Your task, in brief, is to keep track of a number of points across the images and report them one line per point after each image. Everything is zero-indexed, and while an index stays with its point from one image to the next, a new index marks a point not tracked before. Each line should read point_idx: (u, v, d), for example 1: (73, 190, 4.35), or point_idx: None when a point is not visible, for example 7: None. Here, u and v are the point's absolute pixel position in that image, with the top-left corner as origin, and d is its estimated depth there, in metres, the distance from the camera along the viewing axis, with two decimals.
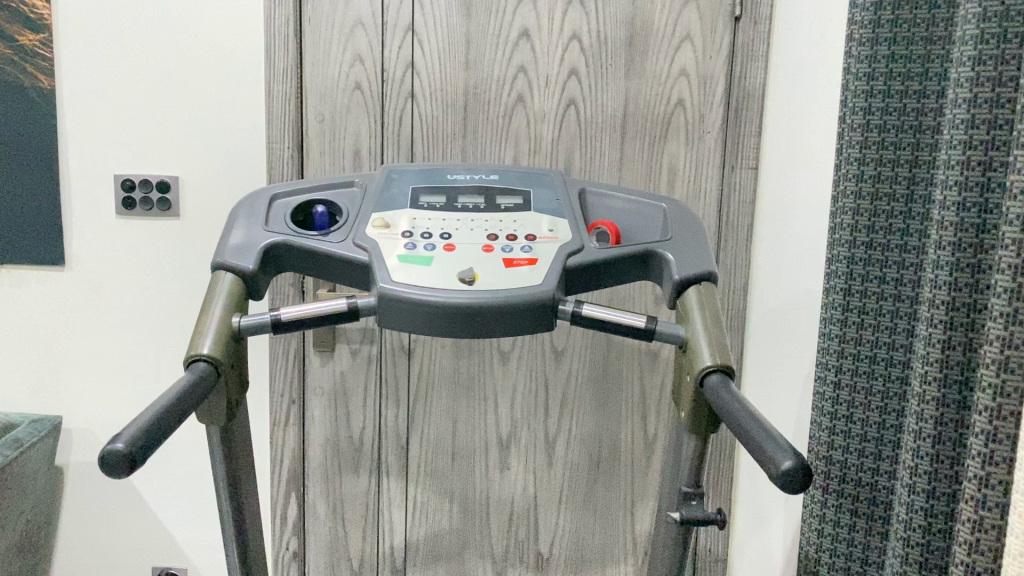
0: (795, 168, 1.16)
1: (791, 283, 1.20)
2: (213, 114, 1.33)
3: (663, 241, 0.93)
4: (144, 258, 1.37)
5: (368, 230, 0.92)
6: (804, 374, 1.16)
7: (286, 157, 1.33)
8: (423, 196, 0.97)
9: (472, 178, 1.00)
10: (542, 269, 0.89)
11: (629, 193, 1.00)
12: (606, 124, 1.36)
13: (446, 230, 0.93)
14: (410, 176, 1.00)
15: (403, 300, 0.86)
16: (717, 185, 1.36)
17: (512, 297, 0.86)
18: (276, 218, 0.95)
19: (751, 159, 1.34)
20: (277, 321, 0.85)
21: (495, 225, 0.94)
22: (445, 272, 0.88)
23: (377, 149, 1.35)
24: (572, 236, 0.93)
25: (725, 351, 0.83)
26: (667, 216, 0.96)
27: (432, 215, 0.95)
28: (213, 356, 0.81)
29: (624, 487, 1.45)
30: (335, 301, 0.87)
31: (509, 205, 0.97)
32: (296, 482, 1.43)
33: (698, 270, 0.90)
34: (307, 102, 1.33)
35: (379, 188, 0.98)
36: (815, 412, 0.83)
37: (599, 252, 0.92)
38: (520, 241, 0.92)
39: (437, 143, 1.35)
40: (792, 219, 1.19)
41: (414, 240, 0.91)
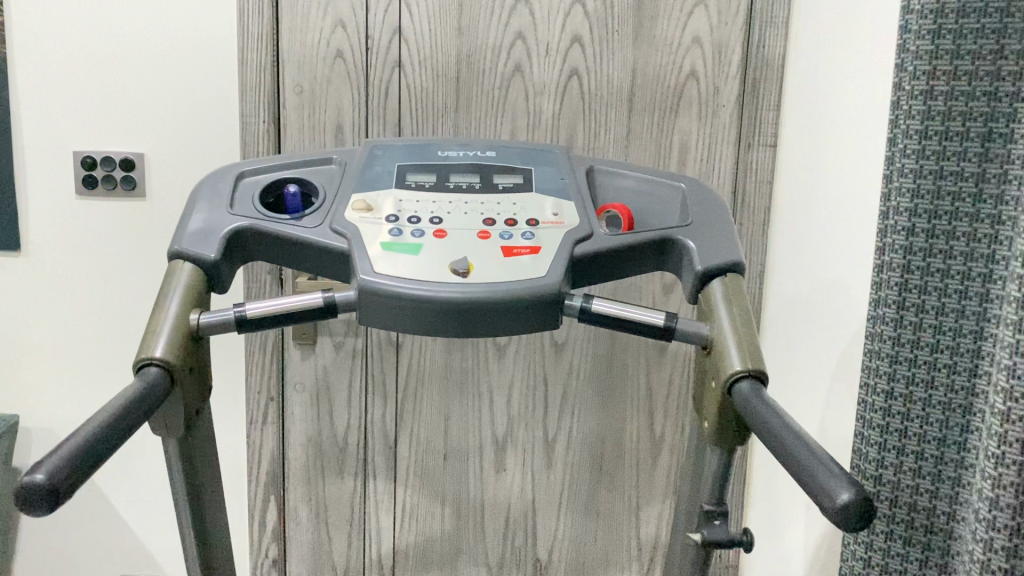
0: (826, 147, 1.05)
1: (816, 272, 1.10)
2: (182, 85, 1.21)
3: (683, 226, 0.82)
4: (107, 242, 1.26)
5: (348, 213, 0.81)
6: (830, 372, 1.06)
7: (264, 132, 1.21)
8: (411, 175, 0.86)
9: (465, 154, 0.88)
10: (546, 259, 0.78)
11: (643, 171, 0.89)
12: (613, 97, 1.24)
13: (437, 214, 0.82)
14: (396, 151, 0.88)
15: (388, 295, 0.75)
16: (732, 163, 1.26)
17: (511, 292, 0.75)
18: (243, 200, 0.83)
19: (770, 135, 1.24)
20: (241, 317, 0.74)
21: (492, 209, 0.83)
22: (436, 262, 0.77)
23: (362, 124, 1.24)
24: (579, 220, 0.82)
25: (756, 353, 0.73)
26: (687, 198, 0.85)
27: (421, 196, 0.83)
28: (168, 360, 0.70)
29: (629, 489, 1.35)
30: (309, 295, 0.76)
31: (509, 185, 0.86)
32: (276, 485, 1.33)
33: (724, 259, 0.79)
34: (284, 72, 1.21)
35: (361, 166, 0.86)
36: (858, 424, 0.72)
37: (611, 239, 0.81)
38: (520, 226, 0.81)
39: (427, 117, 1.24)
40: (819, 203, 1.09)
41: (401, 225, 0.80)
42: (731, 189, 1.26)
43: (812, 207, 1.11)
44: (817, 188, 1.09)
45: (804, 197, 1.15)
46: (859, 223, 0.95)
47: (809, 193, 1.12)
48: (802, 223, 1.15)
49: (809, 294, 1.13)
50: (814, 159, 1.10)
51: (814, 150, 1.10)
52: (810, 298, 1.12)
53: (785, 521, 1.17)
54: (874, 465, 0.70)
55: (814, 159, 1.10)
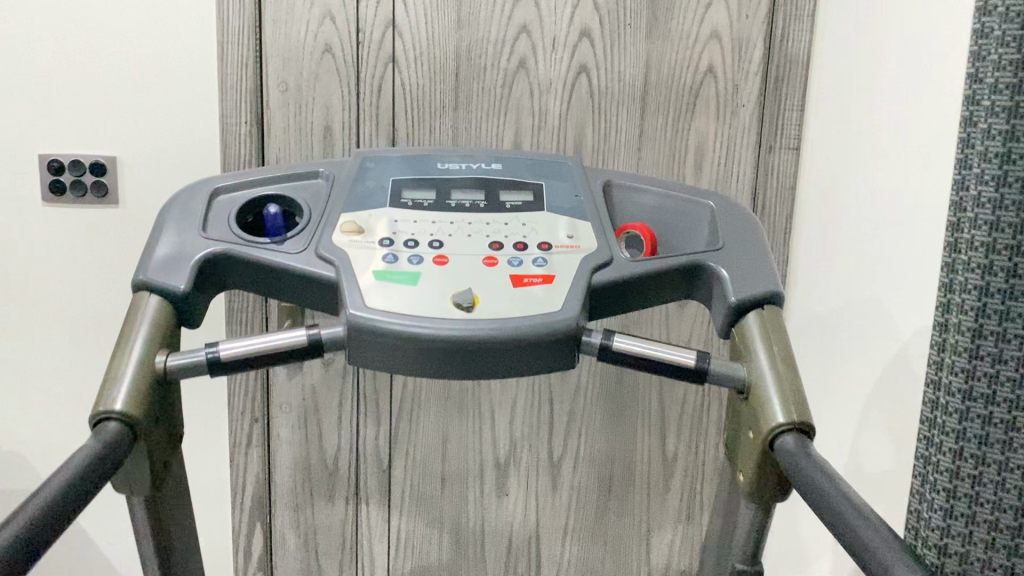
0: (867, 154, 0.97)
1: (850, 289, 1.01)
2: (156, 82, 1.11)
3: (713, 251, 0.73)
4: (77, 253, 1.16)
5: (336, 237, 0.72)
6: (863, 399, 0.98)
7: (246, 133, 1.12)
8: (407, 192, 0.76)
9: (468, 167, 0.79)
10: (561, 290, 0.69)
11: (666, 186, 0.79)
12: (624, 96, 1.15)
13: (437, 237, 0.73)
14: (390, 163, 0.79)
15: (382, 332, 0.66)
16: (752, 167, 1.16)
17: (521, 329, 0.66)
18: (217, 222, 0.74)
19: (793, 137, 1.15)
20: (215, 360, 0.66)
21: (498, 231, 0.74)
22: (436, 294, 0.68)
23: (353, 124, 1.14)
24: (597, 244, 0.73)
25: (801, 401, 0.64)
26: (716, 218, 0.76)
27: (419, 216, 0.74)
28: (130, 413, 0.61)
29: (639, 513, 1.27)
30: (291, 333, 0.68)
31: (517, 203, 0.76)
32: (262, 511, 1.24)
33: (760, 289, 0.70)
34: (267, 68, 1.11)
35: (351, 182, 0.77)
36: (920, 484, 0.63)
37: (633, 265, 0.72)
38: (531, 251, 0.72)
39: (424, 117, 1.14)
40: (856, 214, 1.00)
41: (397, 250, 0.71)
42: (750, 194, 1.17)
43: (846, 219, 1.03)
44: (854, 198, 1.00)
45: (834, 206, 1.06)
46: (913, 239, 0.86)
47: (843, 202, 1.03)
48: (833, 235, 1.06)
49: (839, 312, 1.04)
50: (851, 166, 1.01)
51: (851, 157, 1.01)
52: (840, 315, 1.04)
53: (809, 555, 1.09)
54: (938, 535, 0.61)
55: (851, 167, 1.01)
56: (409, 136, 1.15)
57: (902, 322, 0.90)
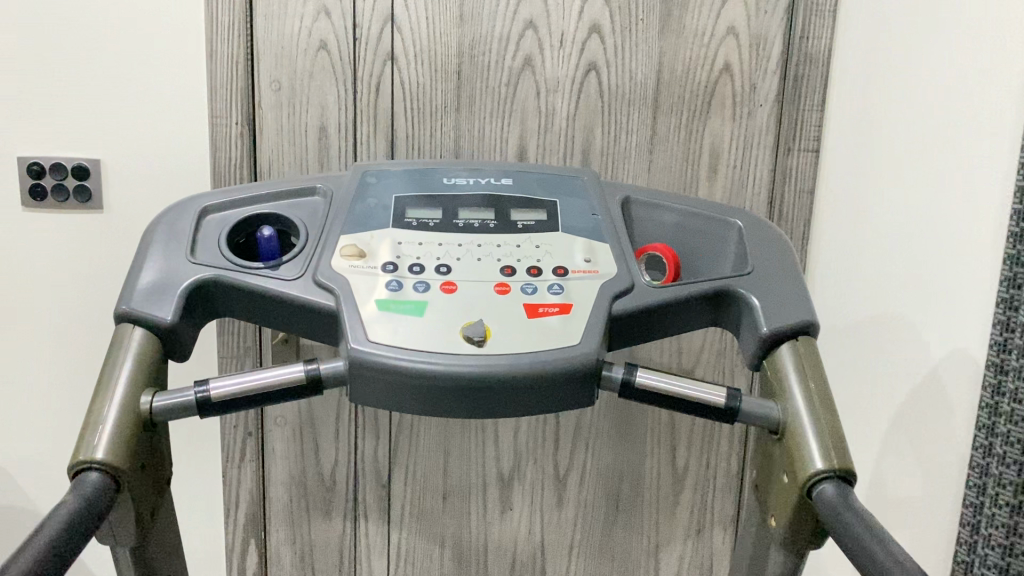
0: (899, 161, 0.91)
1: (875, 302, 0.96)
2: (142, 81, 1.05)
3: (742, 276, 0.68)
4: (60, 261, 1.10)
5: (336, 261, 0.66)
6: (888, 420, 0.93)
7: (237, 134, 1.06)
8: (412, 211, 0.71)
9: (476, 183, 0.74)
10: (580, 321, 0.64)
11: (688, 203, 0.74)
12: (636, 95, 1.09)
13: (444, 261, 0.67)
14: (393, 179, 0.74)
15: (386, 368, 0.61)
16: (769, 170, 1.11)
17: (536, 365, 0.61)
18: (207, 244, 0.68)
19: (813, 139, 1.09)
20: (204, 400, 0.60)
21: (510, 255, 0.68)
22: (444, 325, 0.63)
23: (350, 125, 1.08)
24: (617, 269, 0.68)
25: (841, 444, 0.59)
26: (745, 241, 0.71)
27: (425, 237, 0.69)
28: (111, 461, 0.56)
29: (648, 528, 1.22)
30: (288, 369, 0.62)
31: (529, 222, 0.71)
32: (257, 527, 1.19)
33: (794, 319, 0.65)
34: (258, 66, 1.05)
35: (350, 199, 0.71)
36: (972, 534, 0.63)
37: (657, 292, 0.67)
38: (547, 277, 0.67)
39: (425, 119, 1.08)
40: (883, 223, 0.95)
41: (401, 277, 0.66)
42: (767, 199, 1.11)
43: (870, 228, 0.97)
44: (881, 206, 0.95)
45: (857, 214, 1.01)
46: (953, 256, 0.81)
47: (869, 210, 0.98)
48: (857, 244, 1.01)
49: (862, 325, 0.99)
50: (878, 174, 0.96)
51: (878, 163, 0.96)
52: (864, 328, 0.99)
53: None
54: None
55: (878, 174, 0.96)
56: (409, 138, 1.09)
57: (934, 343, 0.85)
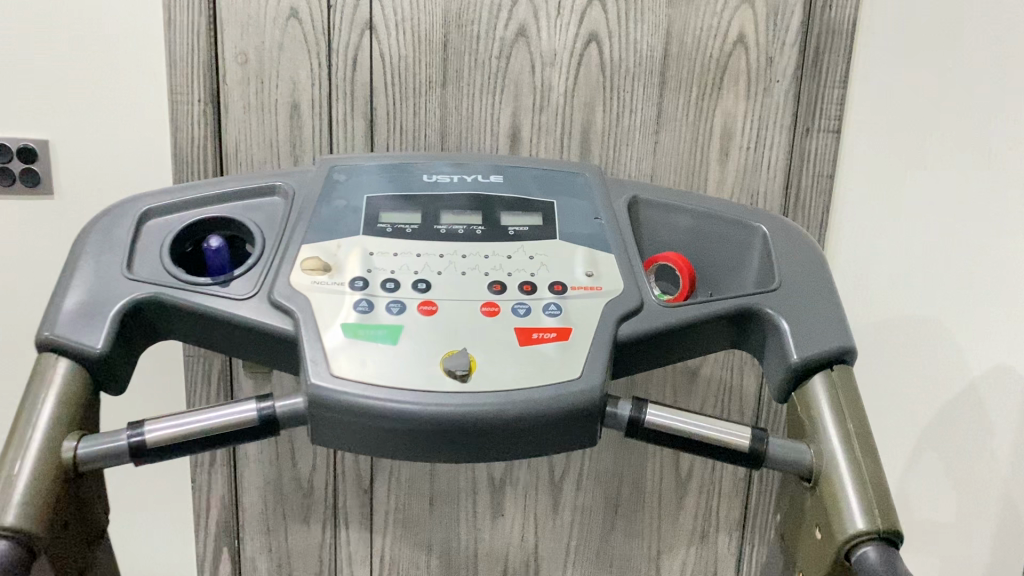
0: (937, 148, 0.80)
1: (895, 302, 0.87)
2: (94, 53, 0.94)
3: (768, 293, 0.59)
4: (10, 252, 1.00)
5: (296, 277, 0.57)
6: (917, 434, 0.84)
7: (200, 112, 0.95)
8: (387, 214, 0.61)
9: (461, 181, 0.64)
10: (581, 349, 0.55)
11: (705, 204, 0.65)
12: (641, 69, 0.96)
13: (423, 276, 0.58)
14: (365, 176, 0.64)
15: (352, 409, 0.52)
16: (785, 152, 0.97)
17: (528, 404, 0.52)
18: (146, 257, 0.59)
19: (835, 118, 0.95)
20: (139, 446, 0.51)
21: (500, 269, 0.59)
22: (421, 354, 0.54)
23: (324, 101, 0.97)
24: (624, 285, 0.58)
25: (885, 499, 0.51)
26: (771, 249, 0.62)
27: (400, 247, 0.59)
28: (27, 528, 0.47)
29: (649, 535, 1.14)
30: (237, 407, 0.53)
31: (522, 228, 0.61)
32: (230, 535, 1.11)
33: (830, 346, 0.56)
34: (222, 35, 0.94)
35: (314, 201, 0.62)
36: None
37: (670, 312, 0.58)
38: (542, 295, 0.57)
39: (407, 95, 0.97)
40: (915, 217, 0.84)
41: (371, 295, 0.56)
42: (783, 182, 0.98)
43: (896, 220, 0.88)
44: (912, 198, 0.84)
45: (883, 205, 0.90)
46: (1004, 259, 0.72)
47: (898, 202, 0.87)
48: (883, 239, 0.89)
49: (881, 328, 0.90)
50: (914, 161, 0.84)
51: (914, 149, 0.84)
52: (882, 330, 0.90)
53: None
54: None
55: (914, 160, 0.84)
56: (388, 114, 0.98)
57: (976, 356, 0.75)
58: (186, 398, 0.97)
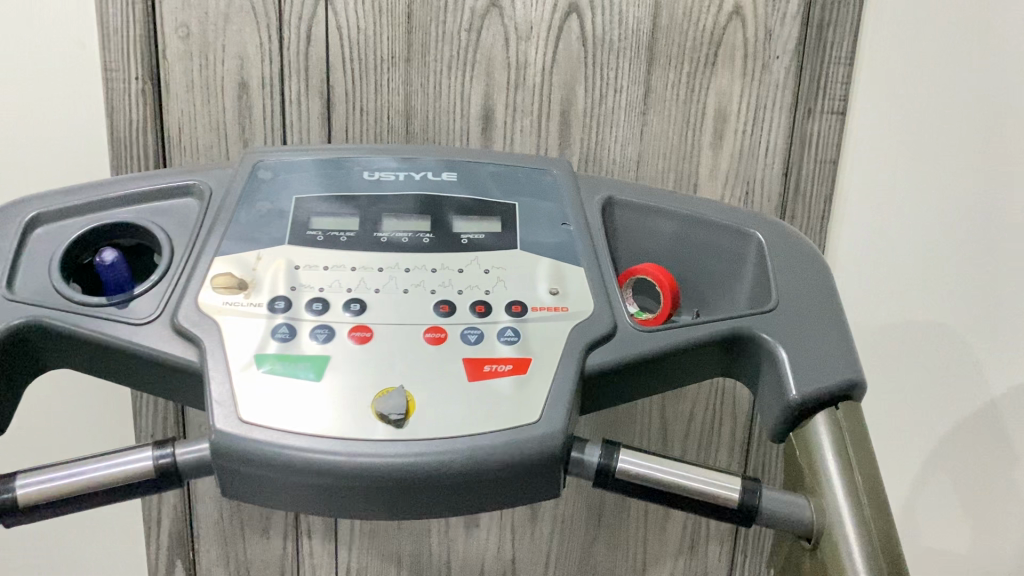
0: (982, 129, 0.70)
1: (903, 310, 0.78)
2: (12, 21, 0.81)
3: (763, 314, 0.50)
4: None
5: (205, 299, 0.48)
6: (926, 455, 0.75)
7: (137, 90, 0.82)
8: (318, 220, 0.52)
9: (407, 180, 0.55)
10: (540, 386, 0.46)
11: (690, 204, 0.56)
12: (626, 43, 0.81)
13: (357, 294, 0.49)
14: (295, 174, 0.55)
15: (265, 460, 0.43)
16: (784, 137, 0.83)
17: (476, 454, 0.44)
18: (33, 271, 0.50)
19: (839, 98, 0.80)
20: (9, 504, 0.44)
21: (449, 285, 0.50)
22: (349, 393, 0.45)
23: (275, 79, 0.83)
24: (594, 306, 0.50)
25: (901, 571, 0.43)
26: (766, 259, 0.53)
27: (331, 259, 0.51)
28: None
29: (634, 544, 1.06)
30: (128, 458, 0.45)
31: (477, 237, 0.53)
32: (184, 546, 1.03)
33: (835, 380, 0.47)
34: (160, 4, 0.80)
35: (233, 205, 0.53)
36: None
37: (647, 338, 0.49)
38: (496, 317, 0.49)
39: (369, 70, 0.83)
40: (948, 208, 0.73)
41: (293, 319, 0.48)
42: (782, 169, 0.83)
43: (911, 219, 0.77)
44: (944, 188, 0.74)
45: (902, 197, 0.78)
46: None
47: (928, 195, 0.75)
48: (907, 238, 0.77)
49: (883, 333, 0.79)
50: (953, 145, 0.73)
51: (955, 131, 0.73)
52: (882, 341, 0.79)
53: None
54: None
55: (951, 141, 0.73)
56: (351, 85, 0.84)
57: (1022, 361, 0.65)
58: (132, 422, 0.83)
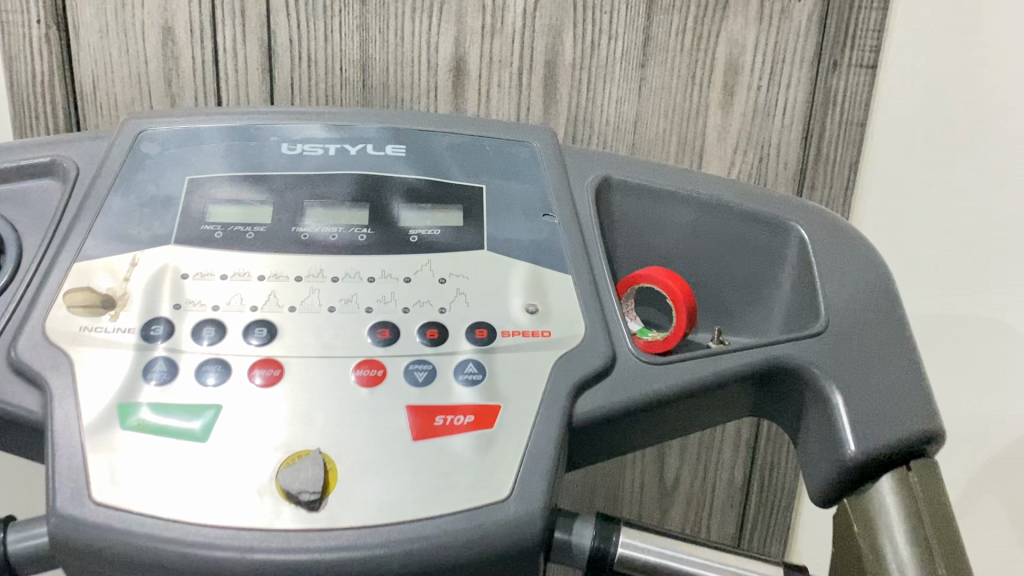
0: (985, 98, 0.52)
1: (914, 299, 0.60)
2: None
3: (806, 340, 0.38)
4: None
5: (56, 325, 0.35)
6: None
7: (37, 37, 0.66)
8: (215, 210, 0.39)
9: (338, 156, 0.42)
10: (512, 444, 0.34)
11: (711, 187, 0.43)
12: None
13: (265, 315, 0.36)
14: (191, 147, 0.41)
15: (127, 559, 0.31)
16: (805, 95, 0.68)
17: (423, 550, 0.31)
18: None
19: (871, 49, 0.66)
20: None
21: (390, 302, 0.37)
22: (243, 460, 0.33)
23: (205, 23, 0.67)
24: (585, 331, 0.37)
25: None
26: (812, 264, 0.40)
27: (231, 266, 0.38)
28: None
29: None
30: None
31: (430, 234, 0.40)
32: None
33: (909, 430, 0.35)
34: None
35: (104, 190, 0.40)
36: None
37: (655, 374, 0.37)
38: (454, 347, 0.36)
39: (316, 12, 0.66)
40: (951, 200, 0.56)
41: (174, 353, 0.35)
42: (801, 131, 0.69)
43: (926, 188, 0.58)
44: (948, 174, 0.56)
45: (913, 177, 0.61)
46: None
47: (934, 182, 0.58)
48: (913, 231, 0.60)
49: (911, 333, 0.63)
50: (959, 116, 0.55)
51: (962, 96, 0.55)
52: None
53: None
54: None
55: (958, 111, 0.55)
56: (296, 29, 0.67)
57: None
58: None
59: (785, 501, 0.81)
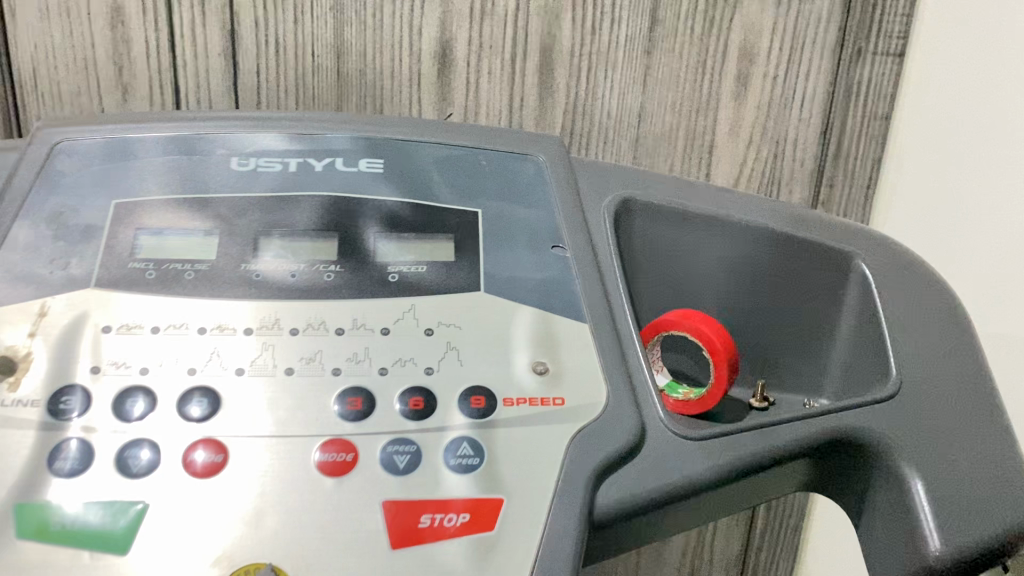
0: None
1: None
2: None
3: (873, 406, 0.31)
4: None
5: None
6: None
7: None
8: (148, 242, 0.32)
9: (301, 175, 0.34)
10: (518, 551, 0.27)
11: (750, 211, 0.37)
12: None
13: (206, 382, 0.29)
14: (119, 164, 0.34)
15: None
16: (824, 87, 0.57)
17: None
18: None
19: (898, 35, 0.55)
20: None
21: (363, 363, 0.30)
22: None
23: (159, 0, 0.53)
24: (606, 398, 0.30)
25: None
26: (874, 304, 0.34)
27: (166, 317, 0.30)
28: None
29: None
30: None
31: (413, 272, 0.32)
32: None
33: (1008, 522, 0.28)
34: None
35: (8, 218, 0.32)
36: None
37: (691, 453, 0.30)
38: (444, 420, 0.29)
39: None
40: (1003, 212, 0.45)
41: (90, 433, 0.28)
42: (821, 124, 0.58)
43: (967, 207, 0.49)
44: (1000, 182, 0.46)
45: (952, 179, 0.50)
46: None
47: (983, 190, 0.47)
48: (951, 246, 0.50)
49: None
50: (1017, 106, 0.44)
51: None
52: None
53: None
54: None
55: (1017, 101, 0.44)
56: (262, 5, 0.54)
57: None
58: None
59: (794, 520, 0.70)
